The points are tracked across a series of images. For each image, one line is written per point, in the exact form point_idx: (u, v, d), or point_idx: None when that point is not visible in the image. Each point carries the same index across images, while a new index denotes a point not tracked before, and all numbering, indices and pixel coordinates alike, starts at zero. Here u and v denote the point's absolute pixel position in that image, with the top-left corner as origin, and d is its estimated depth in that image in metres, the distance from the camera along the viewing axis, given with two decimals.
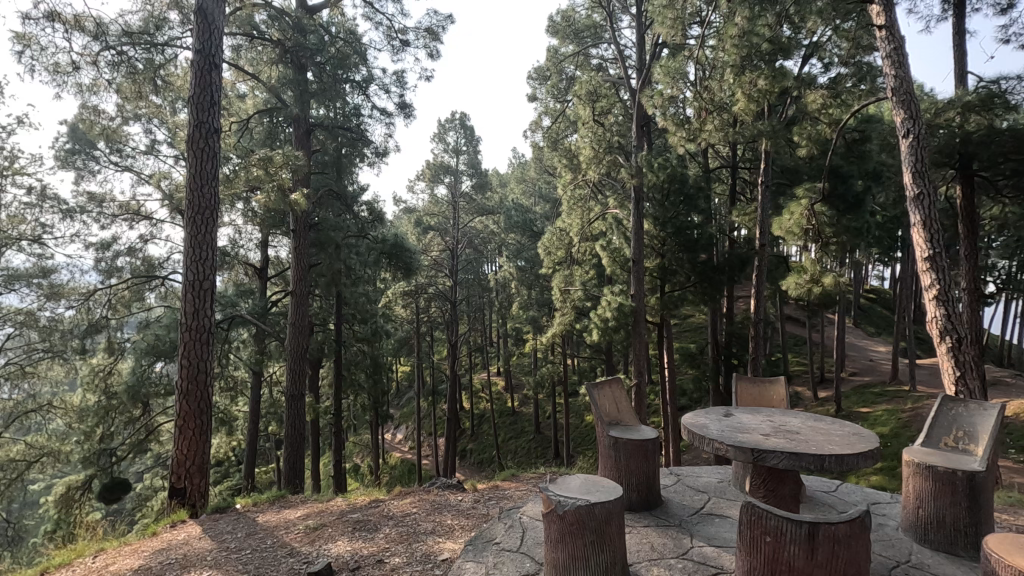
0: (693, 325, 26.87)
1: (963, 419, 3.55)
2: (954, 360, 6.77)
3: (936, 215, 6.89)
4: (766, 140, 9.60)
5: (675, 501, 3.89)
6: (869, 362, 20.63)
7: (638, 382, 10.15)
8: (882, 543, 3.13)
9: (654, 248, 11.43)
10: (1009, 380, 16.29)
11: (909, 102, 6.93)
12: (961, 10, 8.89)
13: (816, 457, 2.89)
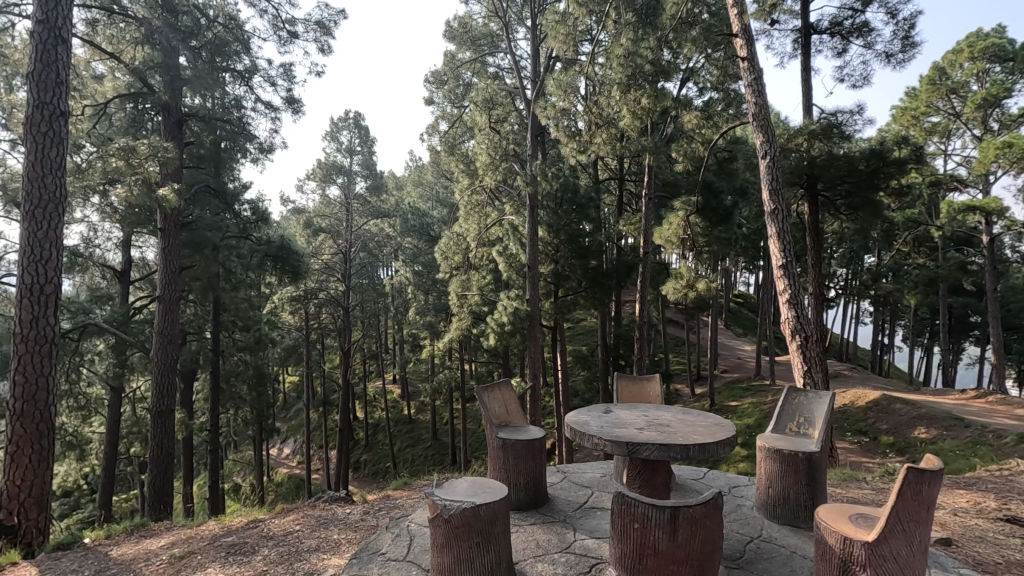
0: (585, 329, 28.11)
1: (804, 407, 4.04)
2: (802, 355, 7.70)
3: (789, 228, 7.81)
4: (649, 154, 10.33)
5: (561, 497, 4.04)
6: (737, 359, 22.87)
7: (533, 386, 10.38)
8: (739, 522, 3.45)
9: (548, 254, 11.82)
10: (847, 373, 18.86)
11: (766, 126, 7.80)
12: (806, 50, 10.19)
13: (683, 446, 3.14)
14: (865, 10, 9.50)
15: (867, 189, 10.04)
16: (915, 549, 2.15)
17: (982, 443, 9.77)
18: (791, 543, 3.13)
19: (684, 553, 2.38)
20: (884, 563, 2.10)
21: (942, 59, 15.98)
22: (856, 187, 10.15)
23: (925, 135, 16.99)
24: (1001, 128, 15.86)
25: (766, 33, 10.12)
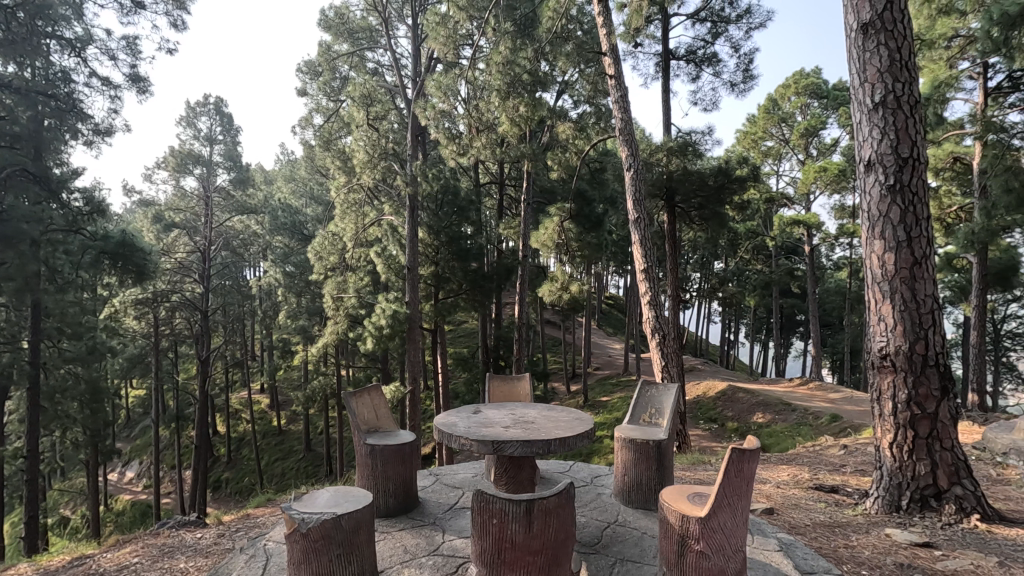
0: (467, 331, 28.28)
1: (655, 398, 4.41)
2: (661, 352, 8.42)
3: (650, 235, 8.50)
4: (528, 161, 10.73)
5: (431, 500, 4.02)
6: (608, 357, 24.42)
7: (412, 390, 10.19)
8: (598, 509, 3.69)
9: (428, 256, 11.73)
10: (700, 367, 20.97)
11: (631, 141, 8.42)
12: (666, 73, 11.20)
13: (544, 442, 3.29)
14: (714, 42, 10.68)
15: (715, 202, 11.25)
16: (738, 520, 2.42)
17: (804, 424, 11.36)
18: (641, 525, 3.40)
19: (539, 543, 2.37)
20: (715, 535, 2.34)
21: (774, 92, 18.44)
22: (706, 201, 11.34)
23: (762, 157, 19.46)
24: (818, 155, 18.67)
25: (632, 55, 10.96)
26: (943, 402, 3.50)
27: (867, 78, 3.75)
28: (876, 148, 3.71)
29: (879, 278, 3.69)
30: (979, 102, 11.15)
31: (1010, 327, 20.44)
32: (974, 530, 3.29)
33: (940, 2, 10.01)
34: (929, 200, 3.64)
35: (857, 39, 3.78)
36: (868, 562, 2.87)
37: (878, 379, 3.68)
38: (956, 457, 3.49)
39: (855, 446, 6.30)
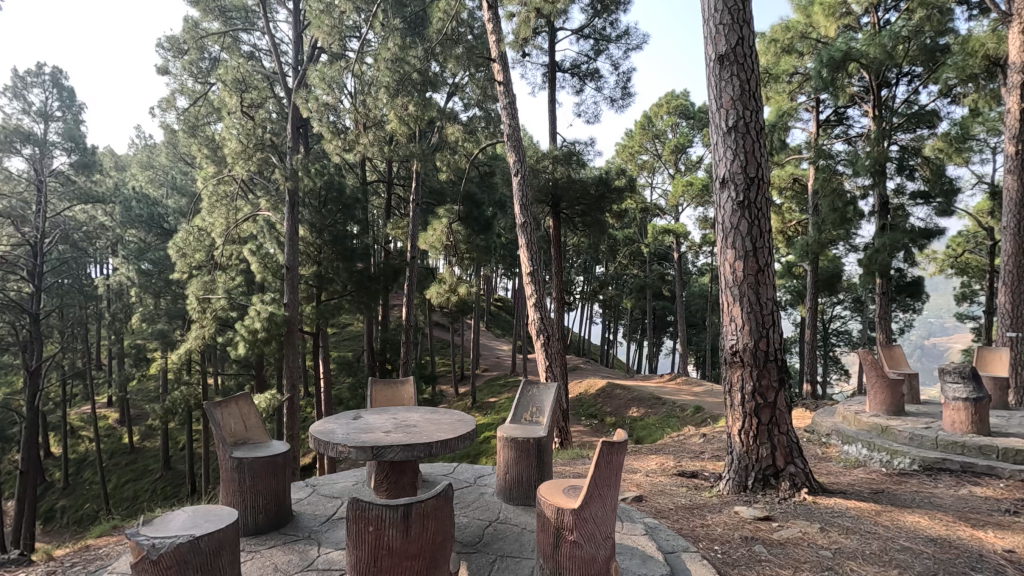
0: (352, 334, 27.24)
1: (536, 397, 4.56)
2: (545, 353, 8.73)
3: (535, 240, 8.79)
4: (417, 161, 10.59)
5: (307, 512, 3.82)
6: (496, 359, 24.83)
7: (291, 397, 9.59)
8: (481, 509, 3.73)
9: (309, 255, 11.10)
10: (582, 367, 22.06)
11: (518, 147, 8.64)
12: (552, 84, 11.65)
13: (425, 445, 3.27)
14: (596, 59, 11.30)
15: (596, 210, 11.90)
16: (607, 510, 2.57)
17: (673, 416, 12.39)
18: (522, 520, 3.50)
19: (416, 548, 2.33)
20: (587, 524, 2.47)
21: (649, 110, 19.92)
22: (588, 208, 11.94)
23: (638, 169, 20.93)
24: (686, 170, 20.48)
25: (521, 63, 11.25)
26: (781, 392, 3.99)
27: (722, 105, 4.19)
28: (729, 166, 4.16)
29: (731, 283, 4.13)
30: (812, 132, 12.94)
31: (835, 326, 23.89)
32: (803, 501, 3.81)
33: (783, 42, 11.48)
34: (770, 215, 4.15)
35: (715, 68, 4.22)
36: (720, 538, 3.20)
37: (730, 373, 4.11)
38: (790, 440, 4.01)
39: (713, 434, 7.00)
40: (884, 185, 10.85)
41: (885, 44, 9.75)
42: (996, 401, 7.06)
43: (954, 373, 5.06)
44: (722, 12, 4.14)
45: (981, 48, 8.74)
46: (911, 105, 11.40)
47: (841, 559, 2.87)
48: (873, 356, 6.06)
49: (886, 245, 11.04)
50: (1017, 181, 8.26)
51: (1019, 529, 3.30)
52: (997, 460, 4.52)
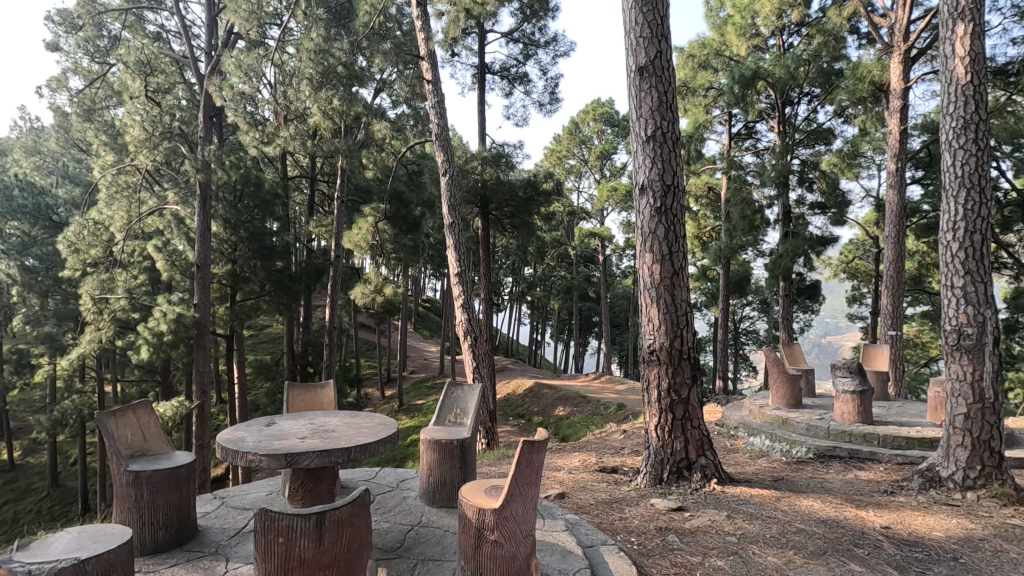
0: (271, 336, 25.93)
1: (460, 399, 4.55)
2: (473, 354, 8.69)
3: (464, 240, 8.75)
4: (342, 157, 10.26)
5: (214, 526, 3.59)
6: (424, 360, 24.50)
7: (201, 404, 8.98)
8: (402, 513, 3.66)
9: (223, 252, 10.46)
10: (510, 367, 22.24)
11: (447, 147, 8.59)
12: (482, 86, 11.68)
13: (343, 450, 3.16)
14: (525, 63, 11.45)
15: (524, 212, 12.04)
16: (528, 507, 2.60)
17: (597, 414, 12.77)
18: (444, 523, 3.47)
19: (330, 557, 2.25)
20: (508, 523, 2.49)
21: (576, 116, 20.43)
22: (517, 210, 12.05)
23: (566, 173, 21.39)
24: (611, 175, 21.17)
25: (450, 63, 11.18)
26: (693, 389, 4.22)
27: (642, 114, 4.37)
28: (648, 173, 4.34)
29: (649, 285, 4.31)
30: (726, 144, 13.79)
31: (745, 326, 25.60)
32: (713, 491, 4.05)
33: (699, 57, 12.19)
34: (685, 221, 4.38)
35: (635, 79, 4.40)
36: (637, 530, 3.33)
37: (647, 371, 4.29)
38: (702, 433, 4.24)
39: (633, 430, 7.28)
40: (787, 196, 11.76)
41: (788, 65, 10.58)
42: (878, 392, 7.86)
43: (844, 369, 5.60)
44: (642, 26, 4.33)
45: (868, 75, 9.70)
46: (811, 122, 12.43)
47: (745, 543, 3.07)
48: (776, 354, 6.54)
49: (789, 251, 11.97)
50: (897, 195, 9.22)
51: (895, 508, 3.68)
52: (879, 446, 5.01)
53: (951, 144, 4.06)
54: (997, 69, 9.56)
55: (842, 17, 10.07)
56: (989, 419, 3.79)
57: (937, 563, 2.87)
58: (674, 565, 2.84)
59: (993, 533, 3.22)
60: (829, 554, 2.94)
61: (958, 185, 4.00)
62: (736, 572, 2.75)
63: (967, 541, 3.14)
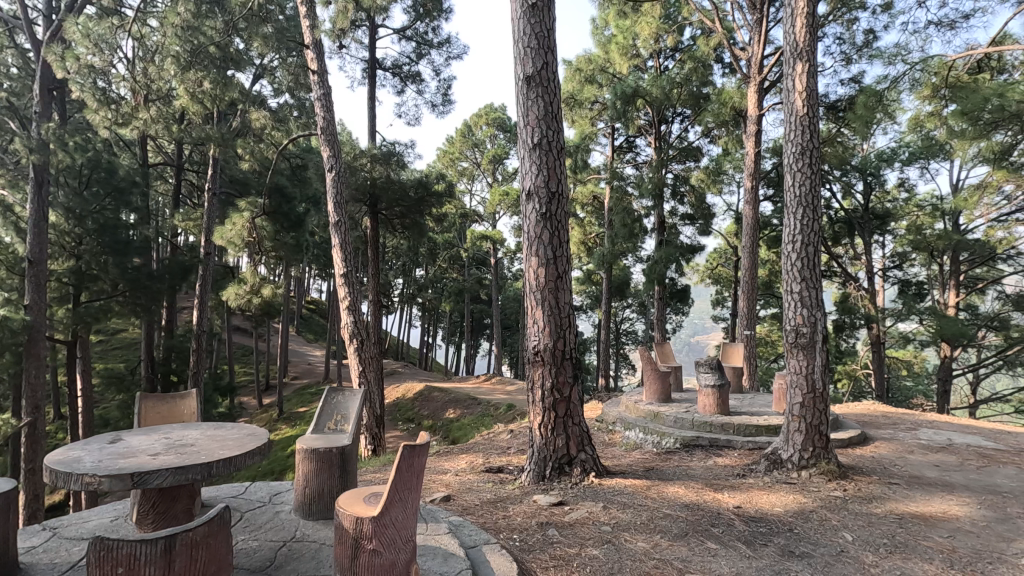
0: (126, 341, 23.14)
1: (340, 405, 4.36)
2: (359, 358, 8.39)
3: (350, 240, 8.38)
4: (215, 145, 9.42)
5: (41, 561, 3.11)
6: (307, 365, 23.22)
7: (32, 421, 7.76)
8: (274, 529, 3.42)
9: (65, 246, 9.15)
10: (400, 371, 21.77)
11: (333, 142, 8.21)
12: (372, 81, 11.33)
13: (203, 466, 2.90)
14: (418, 62, 11.29)
15: (415, 212, 11.84)
16: (407, 513, 2.55)
17: (486, 414, 12.86)
18: (321, 536, 3.30)
19: None
20: (387, 531, 2.43)
21: (469, 119, 20.54)
22: (407, 210, 11.75)
23: (458, 175, 21.39)
24: (503, 180, 21.53)
25: (338, 54, 10.72)
26: (574, 387, 4.40)
27: (529, 122, 4.50)
28: (534, 180, 4.47)
29: (534, 288, 4.44)
30: (609, 156, 14.63)
31: (625, 327, 27.30)
32: (591, 485, 4.26)
33: (586, 72, 12.90)
34: (568, 227, 4.57)
35: (522, 88, 4.52)
36: (519, 527, 3.41)
37: (532, 371, 4.41)
38: (581, 430, 4.45)
39: (519, 430, 7.45)
40: (662, 207, 12.75)
41: (664, 87, 11.49)
42: (734, 385, 8.79)
43: (706, 365, 6.17)
44: (530, 36, 4.46)
45: (730, 101, 10.76)
46: (682, 140, 13.59)
47: (618, 531, 3.27)
48: (649, 353, 7.04)
49: (663, 257, 12.98)
50: (752, 210, 10.36)
51: (745, 489, 4.13)
52: (733, 434, 5.59)
53: (792, 167, 4.64)
54: (829, 104, 11.14)
55: (709, 46, 11.14)
56: (819, 406, 4.38)
57: (776, 534, 3.27)
58: (552, 558, 2.95)
59: (819, 505, 3.74)
60: (690, 535, 3.22)
61: (797, 204, 4.58)
62: (608, 559, 2.92)
63: (800, 514, 3.60)
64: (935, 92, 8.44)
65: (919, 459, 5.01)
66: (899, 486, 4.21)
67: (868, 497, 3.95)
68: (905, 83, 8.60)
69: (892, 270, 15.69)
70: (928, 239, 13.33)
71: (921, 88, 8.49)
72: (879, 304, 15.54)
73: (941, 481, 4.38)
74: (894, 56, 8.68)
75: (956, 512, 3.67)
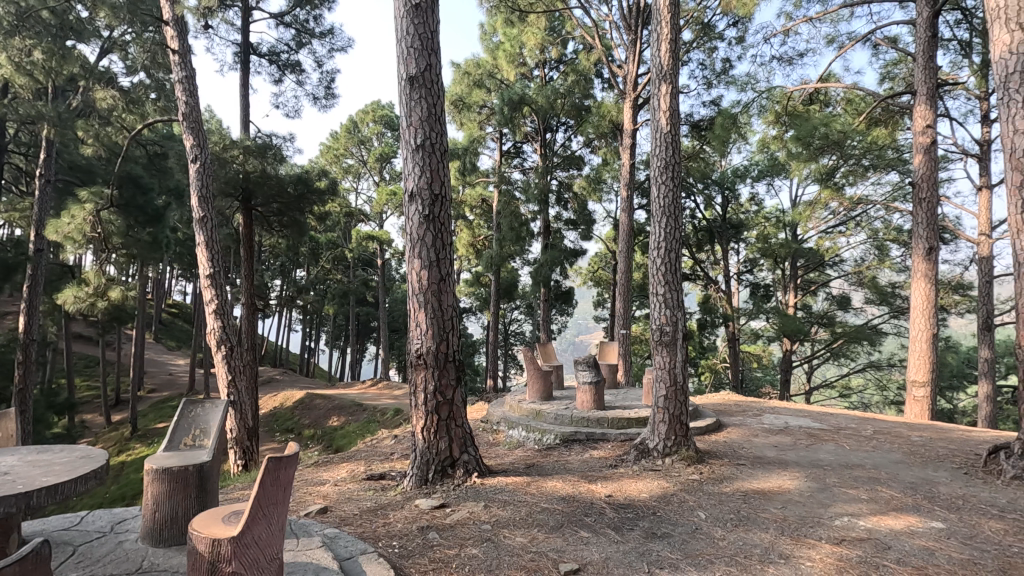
0: None
1: (199, 419, 3.98)
2: (228, 366, 7.72)
3: (218, 237, 7.71)
4: (49, 126, 8.17)
5: None
6: (168, 375, 20.93)
7: None
8: (116, 561, 3.04)
9: None
10: (278, 378, 20.40)
11: (198, 130, 7.48)
12: (245, 67, 10.51)
13: (21, 496, 2.51)
14: (298, 51, 10.68)
15: (294, 210, 11.10)
16: (273, 528, 2.40)
17: (372, 420, 12.44)
18: (173, 564, 3.00)
19: None
20: (248, 550, 2.27)
21: (355, 115, 19.82)
22: (285, 207, 11.00)
23: (343, 173, 20.55)
24: (390, 179, 21.05)
25: (204, 35, 9.82)
26: (457, 389, 4.43)
27: (412, 123, 4.46)
28: (417, 181, 4.43)
29: (417, 291, 4.40)
30: (497, 160, 14.92)
31: (513, 328, 27.91)
32: (474, 485, 4.31)
33: (474, 76, 13.07)
34: (451, 229, 4.58)
35: (405, 87, 4.46)
36: (399, 534, 3.35)
37: (414, 375, 4.36)
38: (464, 431, 4.48)
39: (403, 434, 7.32)
40: (547, 212, 13.26)
41: (548, 96, 11.97)
42: (610, 382, 9.35)
43: (583, 363, 6.50)
44: (413, 36, 4.43)
45: (608, 114, 11.49)
46: (566, 149, 14.23)
47: (497, 528, 3.35)
48: (532, 353, 7.26)
49: (548, 260, 13.48)
50: (627, 218, 11.10)
51: (617, 479, 4.42)
52: (608, 428, 5.95)
53: (657, 179, 5.05)
54: (694, 123, 12.29)
55: (589, 61, 11.80)
56: (680, 398, 4.79)
57: (641, 518, 3.55)
58: (431, 561, 2.94)
59: (679, 489, 4.11)
60: (565, 526, 3.38)
61: (662, 213, 4.99)
62: (487, 556, 2.97)
63: (663, 497, 3.93)
64: (778, 119, 9.65)
65: (762, 442, 5.68)
66: (745, 466, 4.75)
67: (720, 478, 4.41)
68: (754, 109, 9.75)
69: (745, 274, 17.62)
70: (773, 247, 15.17)
71: (766, 114, 9.68)
72: (735, 305, 17.38)
73: (778, 459, 5.01)
74: (746, 84, 9.79)
75: (788, 485, 4.23)
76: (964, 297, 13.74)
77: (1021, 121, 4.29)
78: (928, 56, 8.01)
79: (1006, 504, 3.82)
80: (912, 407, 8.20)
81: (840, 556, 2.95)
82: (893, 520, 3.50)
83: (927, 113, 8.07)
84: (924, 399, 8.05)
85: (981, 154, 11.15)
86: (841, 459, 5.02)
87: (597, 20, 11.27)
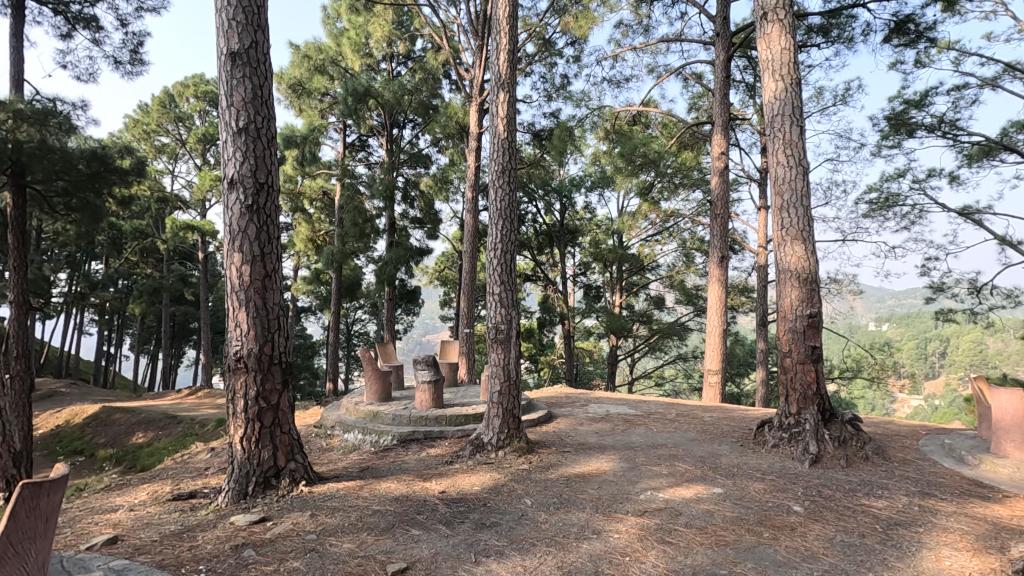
0: None
1: None
2: None
3: None
4: None
5: None
6: None
7: None
8: None
9: None
10: (63, 391, 17.11)
11: None
12: (18, 14, 8.62)
13: None
14: (93, 4, 9.05)
15: (85, 190, 9.34)
16: (28, 567, 2.00)
17: (188, 433, 11.02)
18: None
19: None
20: None
21: (171, 87, 17.43)
22: (73, 187, 9.22)
23: (155, 152, 18.00)
24: (215, 163, 18.92)
25: None
26: (284, 393, 4.14)
27: (233, 103, 4.04)
28: (238, 168, 4.04)
29: (237, 287, 4.01)
30: (340, 151, 14.21)
31: (356, 328, 26.82)
32: (301, 493, 4.07)
33: (315, 61, 12.29)
34: (279, 222, 4.25)
35: (226, 63, 4.04)
36: (207, 556, 3.03)
37: (233, 380, 3.98)
38: (291, 437, 4.22)
39: (222, 446, 6.60)
40: (392, 209, 12.94)
41: (395, 91, 11.71)
42: (451, 380, 9.44)
43: (423, 362, 6.48)
44: (235, 8, 4.03)
45: (455, 115, 11.59)
46: (413, 146, 14.06)
47: (323, 537, 3.20)
48: (372, 353, 7.05)
49: (393, 258, 13.16)
50: (473, 219, 11.31)
51: (452, 474, 4.49)
52: (446, 426, 6.01)
53: (495, 183, 5.24)
54: (536, 132, 12.95)
55: (438, 61, 11.84)
56: (513, 393, 5.03)
57: (472, 511, 3.65)
58: None
59: (509, 479, 4.31)
60: (397, 526, 3.35)
61: (499, 215, 5.18)
62: (310, 568, 2.82)
63: (493, 488, 4.10)
64: (607, 135, 10.62)
65: (586, 429, 6.20)
66: (570, 452, 5.15)
67: (547, 465, 4.72)
68: (588, 124, 10.61)
69: (580, 276, 19.04)
70: (603, 252, 16.63)
71: (598, 130, 10.59)
72: (570, 304, 18.71)
73: (598, 444, 5.51)
74: (580, 100, 10.63)
75: (604, 467, 4.68)
76: (747, 298, 16.47)
77: (784, 154, 5.31)
78: (723, 94, 9.42)
79: (766, 468, 4.66)
80: (708, 392, 9.61)
81: (642, 525, 3.34)
82: (685, 489, 4.06)
83: (722, 141, 9.49)
84: (717, 384, 9.47)
85: (761, 180, 13.49)
86: (649, 440, 5.68)
87: (445, 21, 11.34)
